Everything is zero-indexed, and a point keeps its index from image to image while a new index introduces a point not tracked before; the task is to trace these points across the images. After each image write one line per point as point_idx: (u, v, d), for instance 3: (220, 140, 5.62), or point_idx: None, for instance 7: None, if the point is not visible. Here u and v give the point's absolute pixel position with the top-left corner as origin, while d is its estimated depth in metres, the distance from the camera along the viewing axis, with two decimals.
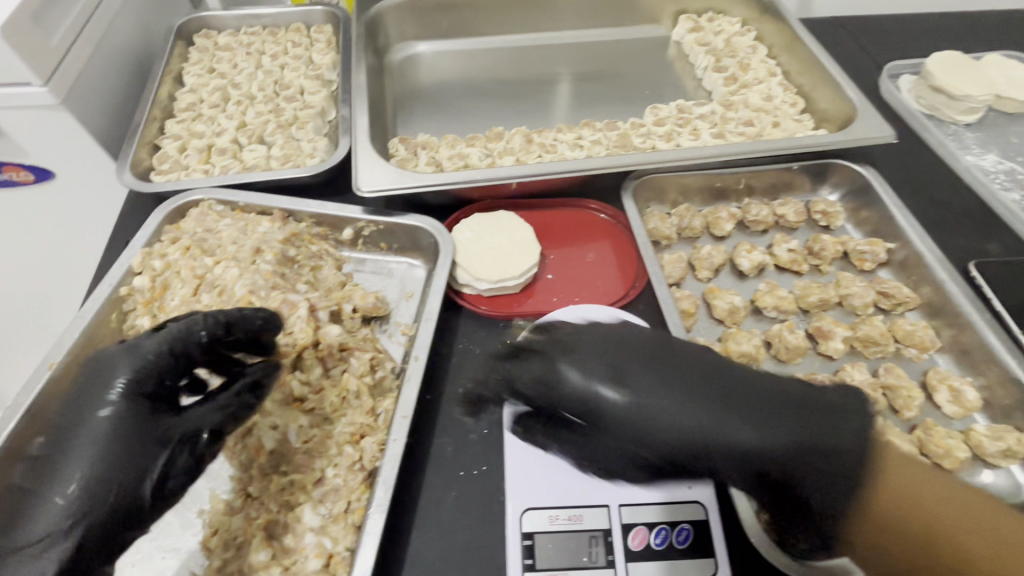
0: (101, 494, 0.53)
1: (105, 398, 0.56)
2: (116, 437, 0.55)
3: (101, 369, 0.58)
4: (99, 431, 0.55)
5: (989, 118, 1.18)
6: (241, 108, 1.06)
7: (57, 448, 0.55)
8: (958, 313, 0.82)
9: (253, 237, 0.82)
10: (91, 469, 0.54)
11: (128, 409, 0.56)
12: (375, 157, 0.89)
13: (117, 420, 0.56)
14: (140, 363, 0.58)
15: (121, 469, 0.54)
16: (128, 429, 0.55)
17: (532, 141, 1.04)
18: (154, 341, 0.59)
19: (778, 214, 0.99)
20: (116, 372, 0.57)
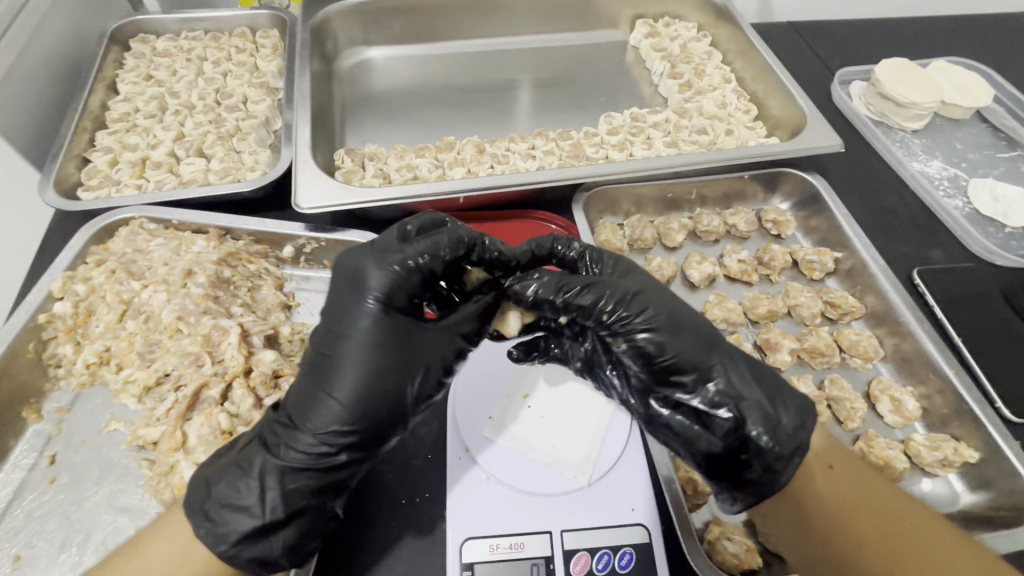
0: (368, 406, 0.56)
1: (342, 313, 0.58)
2: (371, 350, 0.56)
3: (335, 282, 0.59)
4: (360, 342, 0.56)
5: (934, 125, 1.20)
6: (179, 118, 1.02)
7: (331, 341, 0.57)
8: (899, 322, 0.84)
9: (185, 258, 0.78)
10: (354, 383, 0.56)
11: (389, 320, 0.57)
12: (317, 171, 0.86)
13: (385, 329, 0.57)
14: (384, 268, 0.57)
15: (410, 374, 0.58)
16: (369, 343, 0.56)
17: (484, 151, 1.02)
18: (417, 243, 0.59)
19: (729, 224, 0.99)
20: (376, 278, 0.57)
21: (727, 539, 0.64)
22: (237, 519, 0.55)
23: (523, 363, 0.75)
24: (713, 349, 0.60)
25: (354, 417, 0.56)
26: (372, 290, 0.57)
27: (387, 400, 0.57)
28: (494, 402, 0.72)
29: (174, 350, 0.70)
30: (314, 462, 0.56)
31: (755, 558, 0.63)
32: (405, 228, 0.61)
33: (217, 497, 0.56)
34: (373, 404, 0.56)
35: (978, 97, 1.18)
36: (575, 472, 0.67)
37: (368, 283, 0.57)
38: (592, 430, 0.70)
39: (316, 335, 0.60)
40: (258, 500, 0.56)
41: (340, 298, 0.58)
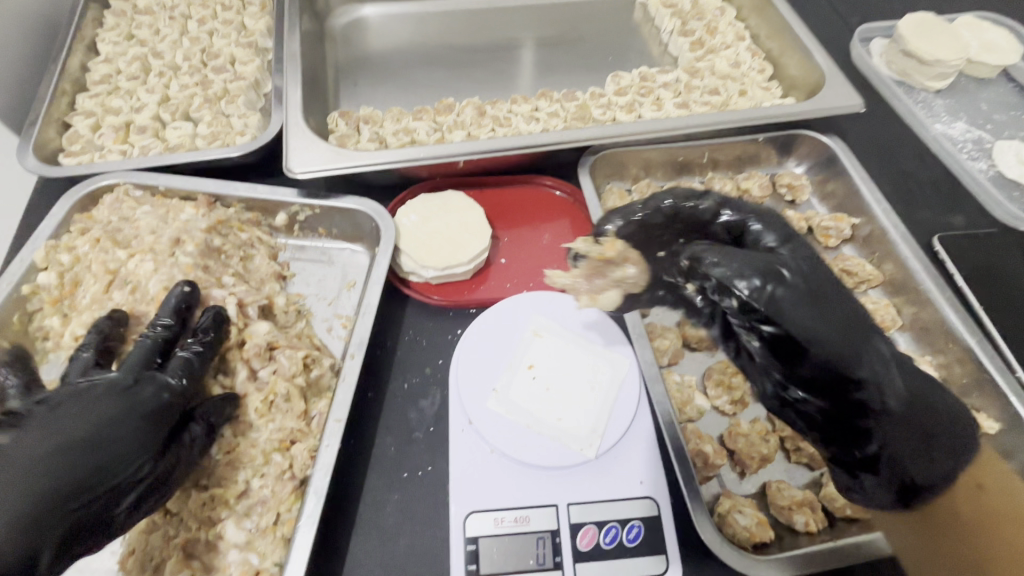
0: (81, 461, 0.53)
1: (44, 397, 0.55)
2: (86, 426, 0.54)
3: (25, 391, 0.56)
4: (54, 425, 0.53)
5: (958, 84, 1.14)
6: (164, 80, 0.97)
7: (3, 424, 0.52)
8: (919, 290, 0.80)
9: (173, 226, 0.74)
10: (47, 459, 0.51)
11: (112, 394, 0.56)
12: (309, 134, 0.82)
13: (101, 408, 0.55)
14: (118, 366, 0.60)
15: (116, 453, 0.54)
16: (74, 420, 0.54)
17: (485, 113, 0.97)
18: (140, 345, 0.62)
19: (742, 189, 0.95)
20: (103, 369, 0.60)
21: (738, 512, 0.62)
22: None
23: (526, 333, 0.72)
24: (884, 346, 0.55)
25: (66, 490, 0.51)
26: (94, 379, 0.58)
27: (97, 476, 0.52)
28: (497, 373, 0.70)
29: None
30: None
31: (766, 531, 0.61)
32: (105, 350, 0.64)
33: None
34: (81, 479, 0.52)
35: (1006, 55, 1.12)
36: (582, 444, 0.65)
37: (84, 376, 0.60)
38: (600, 402, 0.68)
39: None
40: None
41: (41, 384, 0.56)
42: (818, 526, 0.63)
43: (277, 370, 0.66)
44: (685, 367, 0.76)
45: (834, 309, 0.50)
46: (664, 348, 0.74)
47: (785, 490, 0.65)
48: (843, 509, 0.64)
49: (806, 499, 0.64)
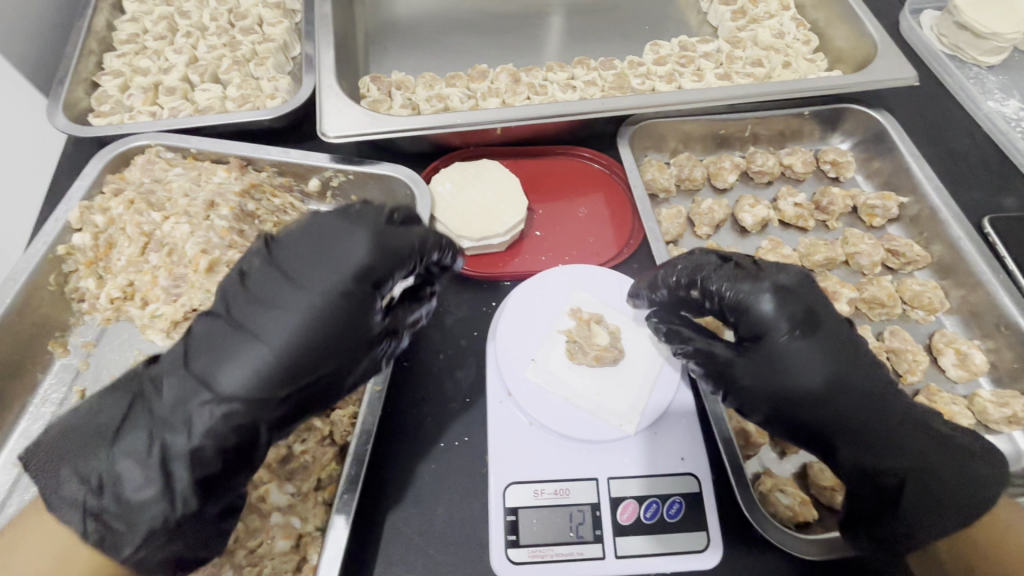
0: (295, 376, 0.53)
1: (315, 263, 0.56)
2: (323, 322, 0.54)
3: (310, 230, 0.58)
4: (300, 307, 0.54)
5: (1012, 60, 1.09)
6: (191, 41, 0.94)
7: (254, 308, 0.54)
8: (969, 272, 0.78)
9: (206, 189, 0.73)
10: (283, 345, 0.52)
11: (351, 297, 0.55)
12: (343, 98, 0.80)
13: (345, 304, 0.55)
14: (377, 245, 0.57)
15: (346, 361, 0.56)
16: (309, 315, 0.54)
17: (520, 80, 0.94)
18: (403, 237, 0.59)
19: (784, 164, 0.91)
20: (355, 243, 0.56)
21: (780, 492, 0.61)
22: (140, 485, 0.48)
23: (566, 307, 0.71)
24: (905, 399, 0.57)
25: (282, 384, 0.53)
26: (334, 269, 0.55)
27: (316, 386, 0.55)
28: (537, 344, 0.68)
29: (200, 285, 0.66)
30: (230, 418, 0.51)
31: (810, 511, 0.60)
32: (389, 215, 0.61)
33: (157, 410, 0.51)
34: (306, 379, 0.54)
35: None
36: (622, 420, 0.63)
37: (353, 241, 0.57)
38: (640, 376, 0.66)
39: (278, 264, 0.57)
40: (130, 455, 0.49)
41: (319, 242, 0.57)
42: None
43: None
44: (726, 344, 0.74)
45: (794, 359, 0.56)
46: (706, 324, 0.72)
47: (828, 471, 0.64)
48: None
49: None
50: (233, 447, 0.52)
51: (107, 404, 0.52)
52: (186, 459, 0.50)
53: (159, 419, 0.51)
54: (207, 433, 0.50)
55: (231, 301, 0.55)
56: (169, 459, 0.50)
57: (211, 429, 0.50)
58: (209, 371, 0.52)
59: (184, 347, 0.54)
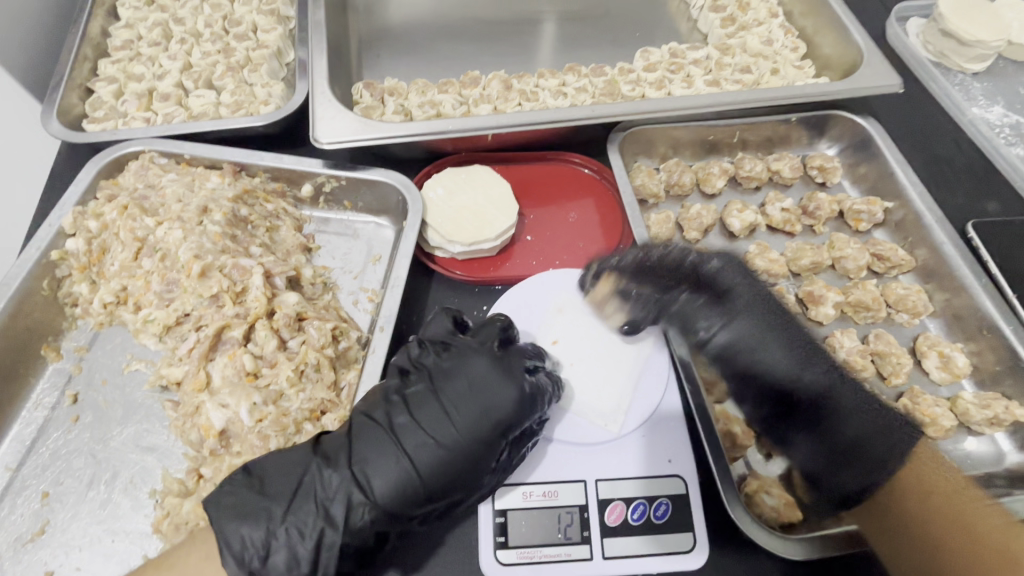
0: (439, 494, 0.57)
1: (470, 408, 0.58)
2: (467, 461, 0.57)
3: (469, 372, 0.59)
4: (451, 449, 0.56)
5: (996, 67, 1.11)
6: (186, 47, 0.95)
7: (413, 421, 0.58)
8: (953, 276, 0.79)
9: (199, 194, 0.74)
10: (442, 474, 0.56)
11: (495, 445, 0.57)
12: (336, 104, 0.81)
13: (483, 452, 0.57)
14: (518, 405, 0.58)
15: (470, 491, 0.58)
16: (467, 451, 0.56)
17: (511, 87, 0.95)
18: (523, 369, 0.61)
19: (772, 170, 0.93)
20: (505, 400, 0.58)
21: (765, 493, 0.62)
22: (292, 562, 0.52)
23: (549, 309, 0.72)
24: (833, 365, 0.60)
25: (422, 502, 0.56)
26: (492, 404, 0.58)
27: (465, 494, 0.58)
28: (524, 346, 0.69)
29: (191, 290, 0.66)
30: (378, 524, 0.55)
31: (794, 511, 0.61)
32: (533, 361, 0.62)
33: (320, 495, 0.54)
34: (435, 505, 0.57)
35: None
36: (606, 420, 0.65)
37: (502, 397, 0.58)
38: (625, 379, 0.67)
39: (438, 392, 0.59)
40: (293, 536, 0.53)
41: (479, 385, 0.58)
42: None
43: (306, 341, 0.66)
44: None
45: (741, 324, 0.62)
46: None
47: None
48: None
49: None
50: (357, 552, 0.56)
51: (280, 471, 0.55)
52: (338, 550, 0.54)
53: (325, 508, 0.54)
54: (361, 531, 0.55)
55: (388, 421, 0.58)
56: (323, 549, 0.53)
57: (357, 530, 0.55)
58: (360, 477, 0.55)
59: (344, 442, 0.57)
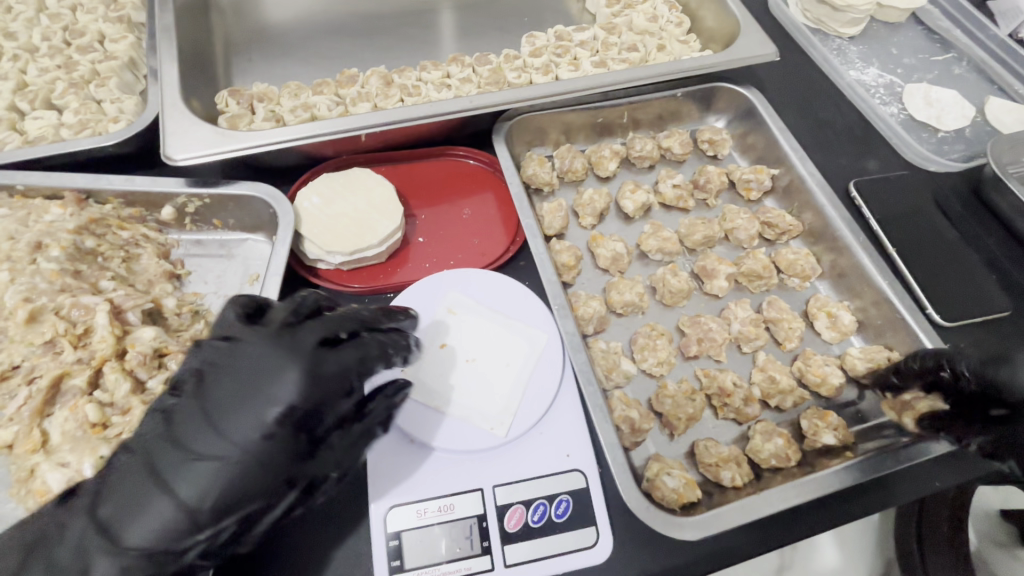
0: (219, 515, 0.48)
1: (243, 402, 0.50)
2: (246, 467, 0.49)
3: (242, 361, 0.51)
4: (227, 454, 0.49)
5: (870, 30, 1.15)
6: (19, 65, 0.85)
7: (185, 443, 0.49)
8: (835, 237, 0.81)
9: (34, 228, 0.66)
10: (215, 491, 0.48)
11: (282, 438, 0.50)
12: (189, 116, 0.74)
13: (266, 450, 0.49)
14: (305, 381, 0.51)
15: (268, 497, 0.50)
16: (246, 457, 0.49)
17: (391, 83, 0.91)
18: (341, 358, 0.54)
19: (664, 147, 0.93)
20: (285, 384, 0.50)
21: (666, 475, 0.62)
22: None
23: (440, 310, 0.69)
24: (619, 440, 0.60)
25: (198, 529, 0.48)
26: (278, 400, 0.50)
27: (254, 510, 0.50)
28: None
29: (19, 339, 0.60)
30: (135, 566, 0.47)
31: (694, 491, 0.61)
32: (336, 333, 0.55)
33: (55, 552, 0.48)
34: (212, 526, 0.48)
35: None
36: (493, 423, 0.62)
37: (283, 380, 0.50)
38: (515, 378, 0.65)
39: (202, 401, 0.51)
40: None
41: (253, 373, 0.51)
42: (744, 480, 0.63)
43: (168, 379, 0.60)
44: (611, 334, 0.75)
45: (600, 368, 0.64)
46: (589, 317, 0.72)
47: (712, 448, 0.65)
48: (767, 459, 0.65)
49: (732, 455, 0.65)
50: None
51: (20, 532, 0.50)
52: None
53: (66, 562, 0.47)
54: None
55: (150, 443, 0.50)
56: None
57: None
58: (115, 521, 0.48)
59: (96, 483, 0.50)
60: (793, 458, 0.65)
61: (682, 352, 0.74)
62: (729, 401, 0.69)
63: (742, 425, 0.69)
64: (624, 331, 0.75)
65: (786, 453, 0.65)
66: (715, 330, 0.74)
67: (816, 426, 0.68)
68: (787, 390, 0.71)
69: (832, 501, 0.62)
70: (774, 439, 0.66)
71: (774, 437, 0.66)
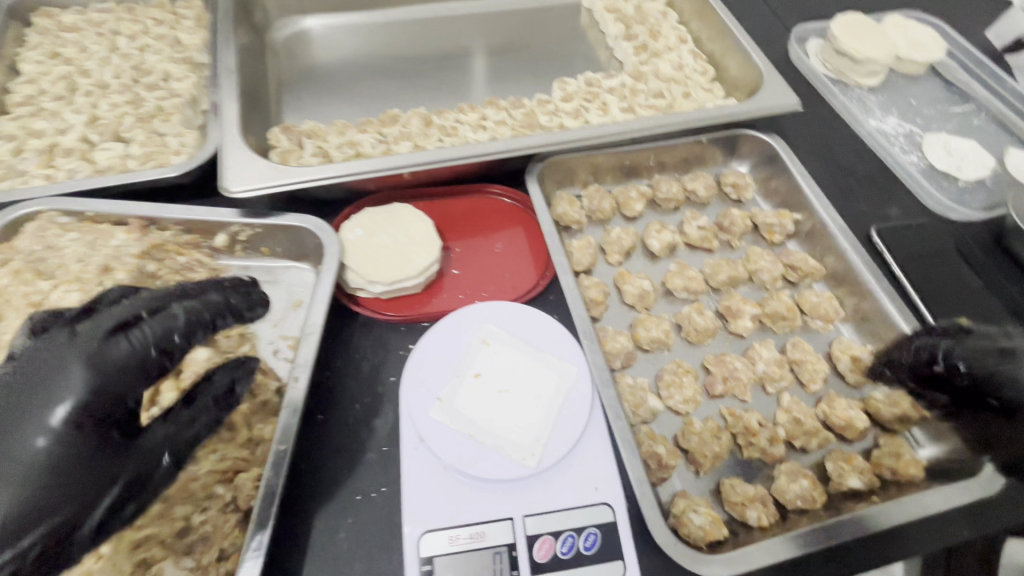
0: (24, 533, 0.45)
1: (23, 411, 0.48)
2: (47, 470, 0.47)
3: (18, 372, 0.50)
4: (11, 470, 0.46)
5: (889, 81, 1.19)
6: (92, 100, 0.93)
7: None
8: (859, 282, 0.83)
9: (103, 252, 0.73)
10: (8, 508, 0.45)
11: (82, 432, 0.49)
12: (247, 152, 0.80)
13: (67, 448, 0.48)
14: (94, 371, 0.51)
15: (81, 499, 0.48)
16: (39, 462, 0.46)
17: (431, 123, 0.96)
18: (141, 343, 0.54)
19: (689, 189, 0.96)
20: (74, 377, 0.50)
21: (693, 512, 0.63)
22: None
23: (474, 341, 0.71)
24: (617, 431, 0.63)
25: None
26: (66, 396, 0.49)
27: (71, 518, 0.47)
28: (443, 381, 0.68)
29: None
30: None
31: (720, 529, 0.62)
32: (134, 317, 0.55)
33: None
34: (19, 548, 0.44)
35: (930, 51, 1.17)
36: (524, 453, 0.63)
37: (73, 375, 0.50)
38: (545, 410, 0.66)
39: None
40: None
41: (33, 376, 0.49)
42: (770, 520, 0.64)
43: None
44: (638, 369, 0.77)
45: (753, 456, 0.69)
46: (617, 352, 0.75)
47: (738, 487, 0.66)
48: (793, 501, 0.66)
49: (758, 495, 0.66)
50: None
51: None
52: None
53: None
54: None
55: None
56: None
57: None
58: None
59: None
60: (819, 500, 0.66)
61: (707, 390, 0.75)
62: (754, 441, 0.70)
63: (766, 465, 0.70)
64: (650, 367, 0.78)
65: (812, 495, 0.66)
66: (739, 369, 0.76)
67: (842, 469, 0.69)
68: (811, 431, 0.72)
69: (859, 545, 0.62)
70: (800, 480, 0.67)
71: (799, 478, 0.67)
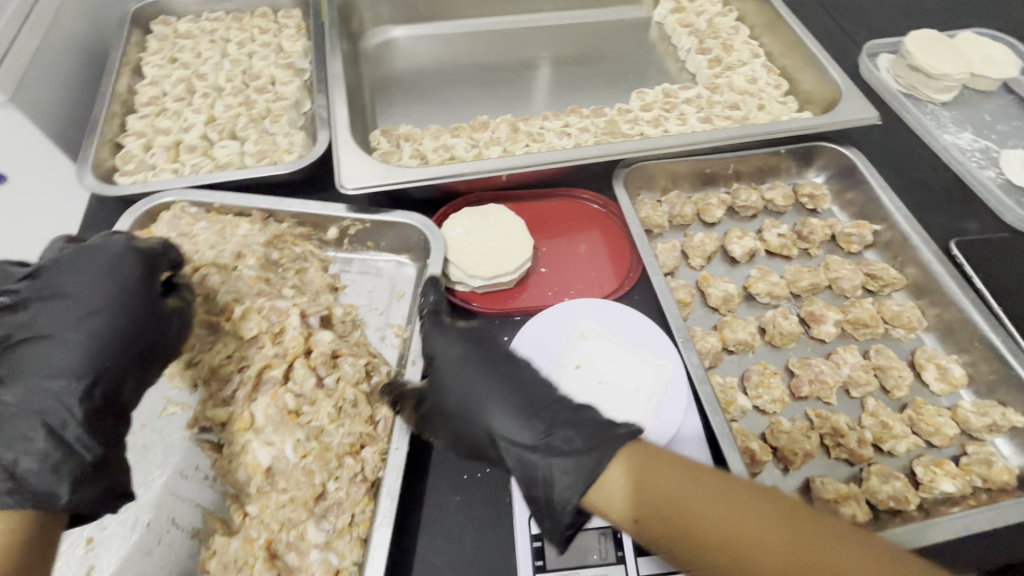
0: (118, 361, 0.56)
1: (82, 285, 0.58)
2: (118, 318, 0.58)
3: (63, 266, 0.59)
4: (91, 321, 0.57)
5: (962, 97, 1.20)
6: (209, 101, 1.00)
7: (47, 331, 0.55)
8: (943, 292, 0.84)
9: (233, 241, 0.78)
10: (98, 343, 0.56)
11: (136, 290, 0.60)
12: (359, 152, 0.86)
13: (126, 302, 0.58)
14: (126, 250, 0.61)
15: (145, 345, 0.59)
16: (108, 317, 0.57)
17: (519, 129, 1.01)
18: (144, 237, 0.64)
19: (767, 198, 0.99)
20: (110, 256, 0.60)
21: None
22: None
23: (573, 335, 0.75)
24: (595, 444, 0.54)
25: (98, 381, 0.55)
26: (112, 266, 0.59)
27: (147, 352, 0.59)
28: (545, 371, 0.73)
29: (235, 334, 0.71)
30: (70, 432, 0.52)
31: None
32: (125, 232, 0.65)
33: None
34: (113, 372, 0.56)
35: (1005, 68, 1.17)
36: None
37: (108, 254, 0.60)
38: (643, 402, 0.70)
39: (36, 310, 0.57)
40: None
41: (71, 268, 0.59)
42: (864, 517, 0.66)
43: (343, 377, 0.68)
44: (725, 369, 0.80)
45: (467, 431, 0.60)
46: (706, 351, 0.79)
47: (829, 484, 0.68)
48: (885, 501, 0.68)
49: (851, 493, 0.68)
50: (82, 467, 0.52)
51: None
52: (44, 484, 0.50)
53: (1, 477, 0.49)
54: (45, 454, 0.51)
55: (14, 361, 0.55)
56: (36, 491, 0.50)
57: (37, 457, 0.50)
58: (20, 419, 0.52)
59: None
60: (911, 501, 0.68)
61: (793, 392, 0.78)
62: (843, 442, 0.72)
63: (854, 466, 0.72)
64: (736, 367, 0.80)
65: (904, 496, 0.68)
66: (826, 373, 0.78)
67: (932, 473, 0.70)
68: (900, 435, 0.74)
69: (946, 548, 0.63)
70: (892, 481, 0.69)
71: (891, 480, 0.69)
